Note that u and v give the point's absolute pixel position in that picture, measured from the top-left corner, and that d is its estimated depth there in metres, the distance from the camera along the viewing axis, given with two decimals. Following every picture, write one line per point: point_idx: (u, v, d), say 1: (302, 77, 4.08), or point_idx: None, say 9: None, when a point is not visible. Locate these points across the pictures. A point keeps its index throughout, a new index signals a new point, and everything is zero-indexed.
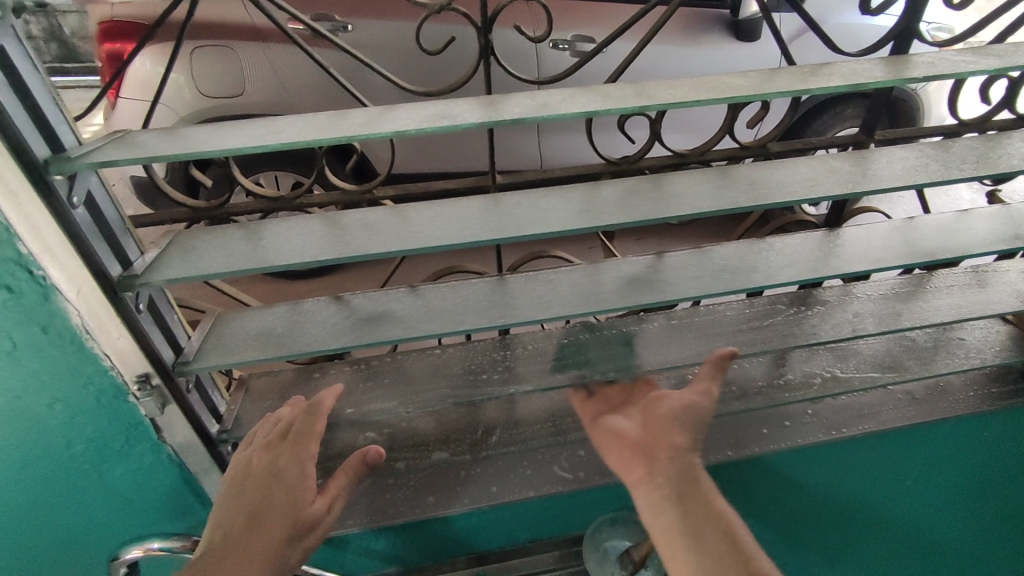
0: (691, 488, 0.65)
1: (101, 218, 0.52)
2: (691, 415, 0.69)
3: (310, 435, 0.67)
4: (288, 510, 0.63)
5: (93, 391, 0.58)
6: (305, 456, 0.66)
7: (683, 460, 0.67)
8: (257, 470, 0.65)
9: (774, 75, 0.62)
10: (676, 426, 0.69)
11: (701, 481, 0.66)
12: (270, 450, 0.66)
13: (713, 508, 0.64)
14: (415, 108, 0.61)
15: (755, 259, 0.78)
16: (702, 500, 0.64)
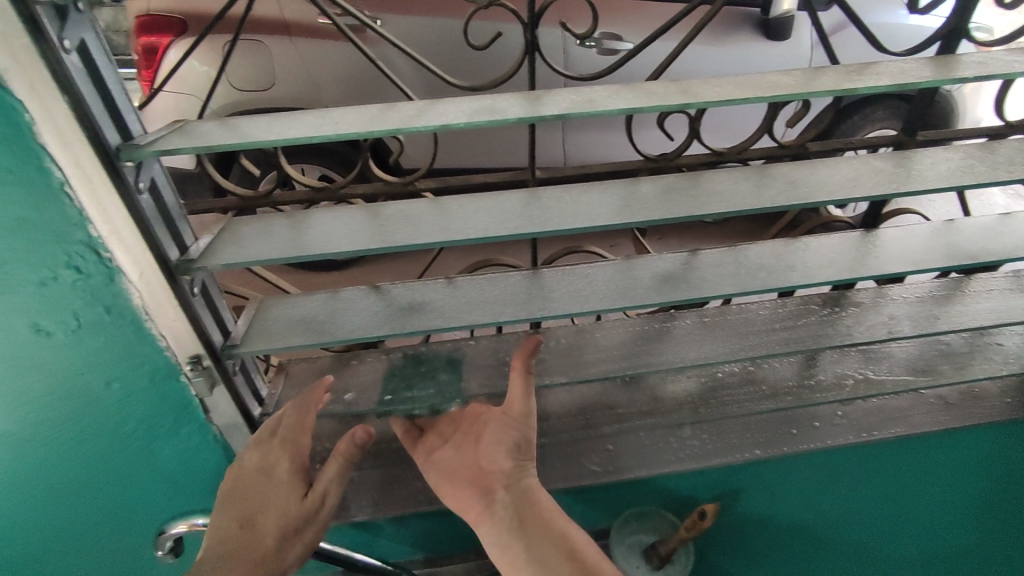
0: (532, 512, 0.64)
1: (163, 203, 0.54)
2: (519, 436, 0.68)
3: (299, 431, 0.67)
4: (281, 510, 0.64)
5: (148, 370, 0.60)
6: (293, 454, 0.66)
7: (518, 485, 0.66)
8: (249, 471, 0.66)
9: (818, 74, 0.62)
10: (502, 451, 0.67)
11: (542, 502, 0.65)
12: (260, 449, 0.67)
13: (557, 528, 0.63)
14: (462, 101, 0.62)
15: (790, 259, 0.78)
16: (537, 522, 0.63)
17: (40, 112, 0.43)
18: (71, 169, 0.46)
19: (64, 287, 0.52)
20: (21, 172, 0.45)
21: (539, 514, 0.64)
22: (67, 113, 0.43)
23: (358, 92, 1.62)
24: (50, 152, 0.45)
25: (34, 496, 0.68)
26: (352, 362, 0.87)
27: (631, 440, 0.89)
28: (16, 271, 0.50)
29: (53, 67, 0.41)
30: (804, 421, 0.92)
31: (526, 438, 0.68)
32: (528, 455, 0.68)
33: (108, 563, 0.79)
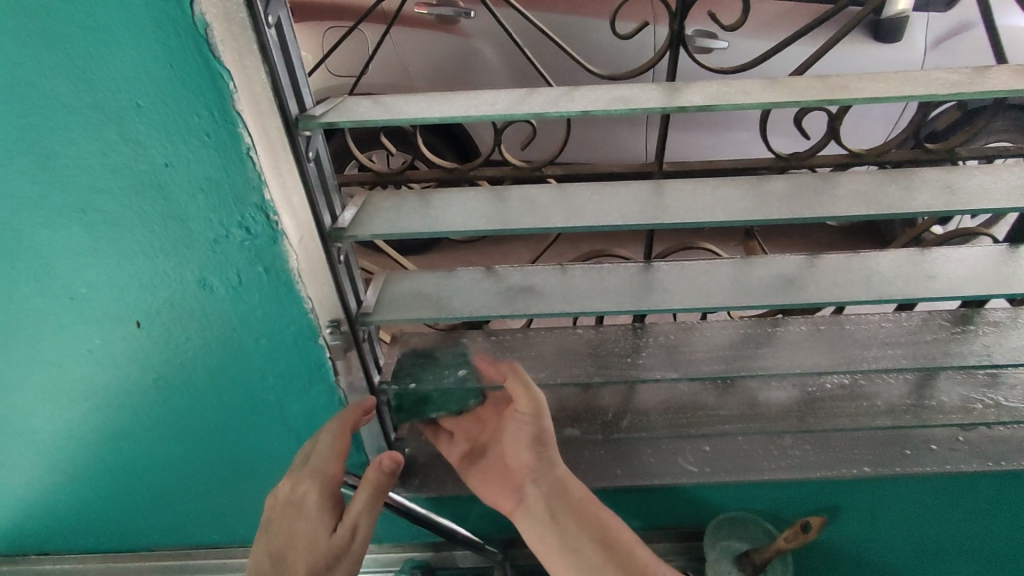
0: (565, 505, 0.68)
1: (322, 175, 0.57)
2: (538, 436, 0.70)
3: (328, 459, 0.65)
4: (309, 545, 0.63)
5: (293, 329, 0.65)
6: (317, 485, 0.65)
7: (553, 477, 0.69)
8: (283, 502, 0.66)
9: (988, 72, 0.58)
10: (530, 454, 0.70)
11: (570, 492, 0.69)
12: (293, 479, 0.66)
13: (591, 520, 0.67)
14: (602, 89, 0.62)
15: (926, 269, 0.74)
16: (576, 511, 0.68)
17: (242, 84, 0.47)
18: (259, 137, 0.50)
19: (233, 246, 0.57)
20: (216, 136, 0.50)
21: (575, 503, 0.68)
22: (263, 81, 0.47)
23: (447, 82, 1.53)
24: (244, 118, 0.49)
25: (177, 437, 0.75)
26: (459, 339, 0.89)
27: (727, 442, 0.87)
28: (197, 228, 0.55)
29: (258, 37, 0.45)
30: (918, 442, 0.85)
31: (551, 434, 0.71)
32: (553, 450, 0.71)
33: (230, 504, 0.86)
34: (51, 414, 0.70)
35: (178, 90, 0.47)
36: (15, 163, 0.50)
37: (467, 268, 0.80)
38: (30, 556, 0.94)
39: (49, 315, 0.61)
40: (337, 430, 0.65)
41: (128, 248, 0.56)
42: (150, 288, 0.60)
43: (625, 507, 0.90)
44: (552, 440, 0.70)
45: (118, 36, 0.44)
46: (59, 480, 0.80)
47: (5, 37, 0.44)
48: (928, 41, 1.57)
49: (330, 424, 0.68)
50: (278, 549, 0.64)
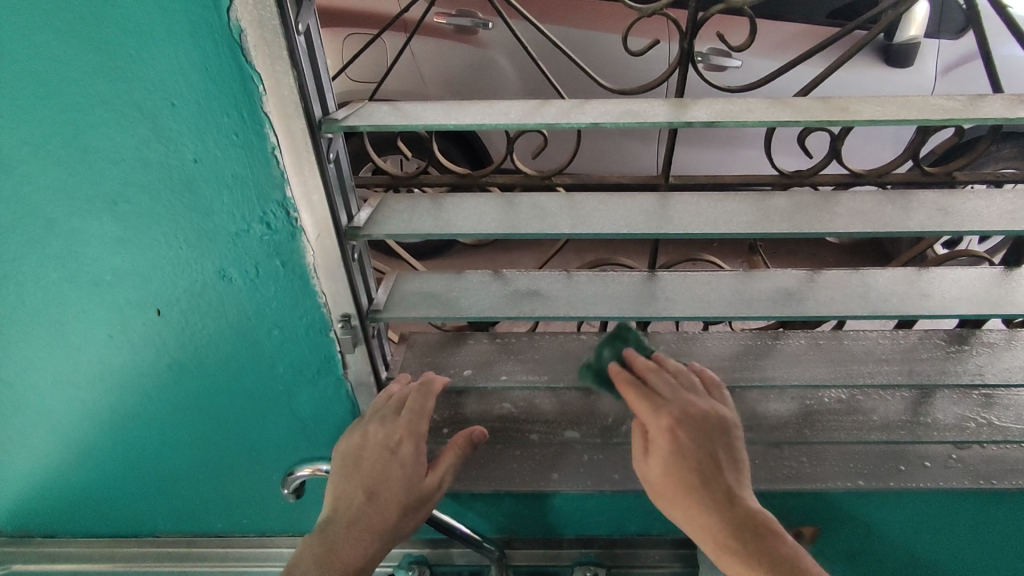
0: (714, 548, 0.68)
1: (341, 175, 0.60)
2: (666, 485, 0.69)
3: (422, 416, 0.71)
4: (401, 488, 0.69)
5: (305, 323, 0.67)
6: (414, 437, 0.69)
7: (700, 524, 0.68)
8: (375, 446, 0.70)
9: (982, 100, 0.61)
10: (669, 508, 0.71)
11: (723, 530, 0.67)
12: (386, 427, 0.70)
13: (751, 538, 0.67)
14: (611, 103, 0.65)
15: (923, 288, 0.76)
16: (740, 537, 0.67)
17: (271, 87, 0.50)
18: (283, 138, 0.53)
19: (254, 240, 0.60)
20: (244, 135, 0.53)
21: (743, 527, 0.67)
22: (291, 85, 0.50)
23: (461, 90, 1.56)
24: (270, 119, 0.51)
25: (188, 424, 0.78)
26: (465, 340, 0.91)
27: None
28: (220, 222, 0.58)
29: (288, 44, 0.48)
30: (914, 458, 0.85)
31: (686, 476, 0.68)
32: (698, 488, 0.68)
33: (236, 492, 0.88)
34: (68, 396, 0.73)
35: (210, 91, 0.50)
36: (51, 152, 0.53)
37: (475, 271, 0.82)
38: (37, 537, 0.96)
39: (73, 301, 0.64)
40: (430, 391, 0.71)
41: (153, 237, 0.59)
42: (172, 277, 0.62)
43: (622, 511, 0.92)
44: (689, 484, 0.68)
45: (157, 38, 0.47)
46: (71, 462, 0.82)
47: (52, 37, 0.47)
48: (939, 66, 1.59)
49: (418, 387, 0.73)
50: (370, 488, 0.69)
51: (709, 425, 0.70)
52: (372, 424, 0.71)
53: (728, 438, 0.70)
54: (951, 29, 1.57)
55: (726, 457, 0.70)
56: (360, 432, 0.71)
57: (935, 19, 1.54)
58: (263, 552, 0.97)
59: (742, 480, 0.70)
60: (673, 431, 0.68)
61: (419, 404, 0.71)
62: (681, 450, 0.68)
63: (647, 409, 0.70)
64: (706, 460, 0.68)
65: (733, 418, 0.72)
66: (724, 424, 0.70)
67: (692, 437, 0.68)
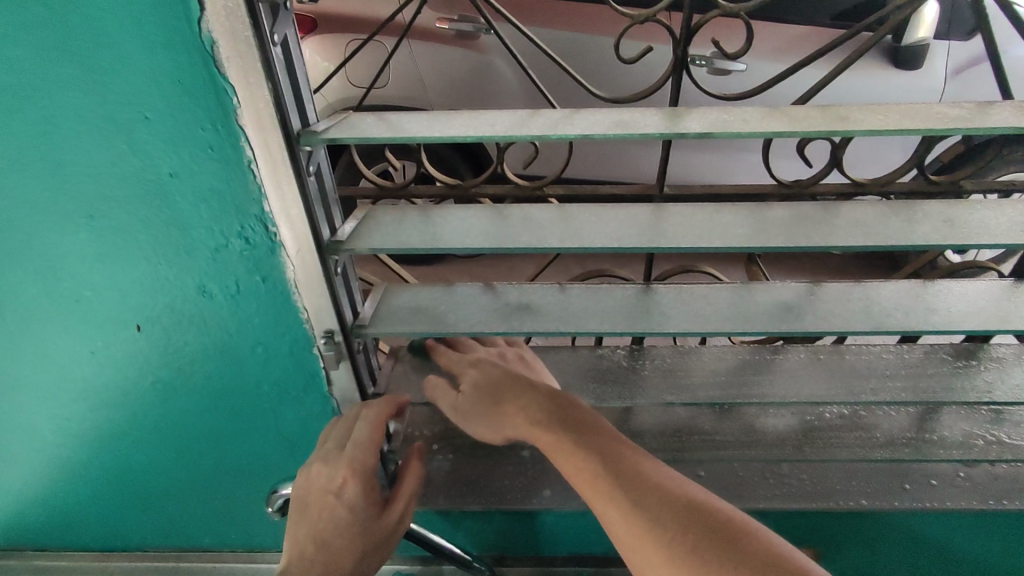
0: (537, 430, 0.67)
1: (322, 189, 0.59)
2: (481, 399, 0.73)
3: (369, 449, 0.66)
4: (354, 532, 0.65)
5: (288, 339, 0.66)
6: (359, 474, 0.65)
7: (519, 414, 0.69)
8: (319, 492, 0.65)
9: (989, 108, 0.59)
10: (494, 421, 0.72)
11: (540, 409, 0.68)
12: (330, 467, 0.65)
13: (572, 412, 0.68)
14: (604, 113, 0.63)
15: (927, 301, 0.74)
16: (555, 411, 0.68)
17: (246, 99, 0.48)
18: (260, 150, 0.51)
19: (233, 255, 0.58)
20: (219, 149, 0.51)
21: (559, 405, 0.68)
22: (266, 98, 0.48)
23: (464, 97, 1.55)
24: (246, 132, 0.50)
25: (173, 440, 0.76)
26: None
27: (724, 471, 0.83)
28: (199, 237, 0.57)
29: (263, 55, 0.46)
30: (918, 476, 0.83)
31: (495, 384, 0.72)
32: (508, 388, 0.72)
33: (223, 509, 0.87)
34: (50, 412, 0.72)
35: (183, 103, 0.48)
36: (25, 167, 0.52)
37: (467, 284, 0.81)
38: (27, 550, 0.95)
39: (52, 316, 0.62)
40: (377, 418, 0.67)
41: (131, 253, 0.58)
42: (151, 293, 0.61)
43: None
44: (504, 390, 0.72)
45: (130, 51, 0.45)
46: (57, 477, 0.80)
47: (20, 47, 0.45)
48: (949, 69, 1.57)
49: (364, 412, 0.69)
50: (319, 538, 0.64)
51: (507, 358, 0.82)
52: (314, 466, 0.66)
53: (526, 363, 0.83)
54: (962, 31, 1.54)
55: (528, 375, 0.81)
56: (301, 478, 0.65)
57: (945, 21, 1.51)
58: (252, 568, 0.95)
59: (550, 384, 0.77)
60: (475, 361, 0.76)
61: (359, 439, 0.66)
62: (488, 367, 0.75)
63: (452, 360, 0.78)
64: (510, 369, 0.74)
65: (526, 352, 0.84)
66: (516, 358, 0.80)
67: (492, 361, 0.76)
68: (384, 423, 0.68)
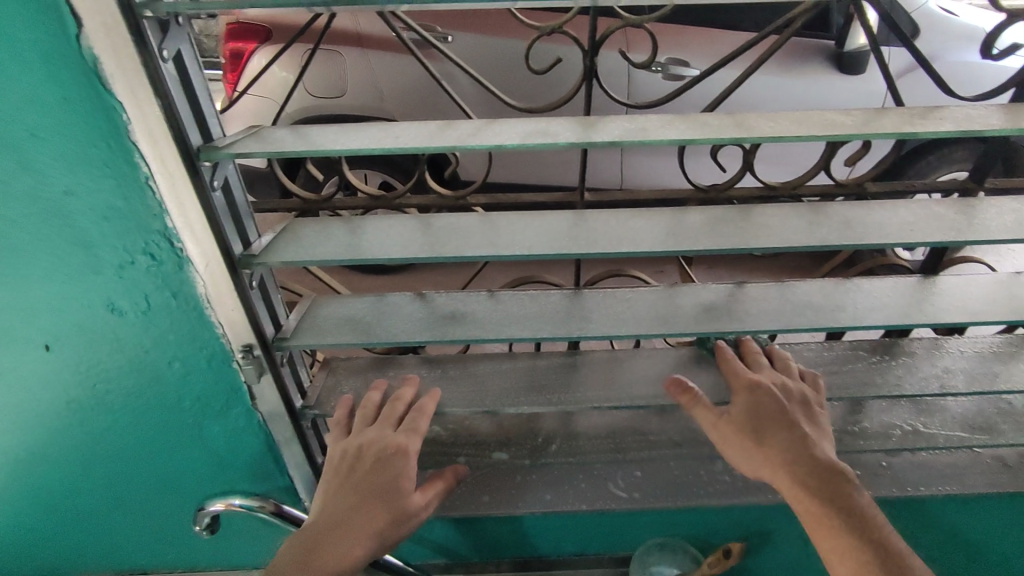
0: (804, 498, 0.65)
1: (231, 202, 0.58)
2: (744, 432, 0.68)
3: (416, 434, 0.70)
4: (389, 499, 0.67)
5: (206, 354, 0.65)
6: (414, 450, 0.69)
7: (780, 467, 0.66)
8: (369, 455, 0.68)
9: (880, 115, 0.63)
10: (751, 461, 0.68)
11: (810, 469, 0.65)
12: (381, 437, 0.69)
13: (842, 489, 0.65)
14: (519, 124, 0.64)
15: (839, 300, 0.77)
16: (826, 483, 0.65)
17: (138, 115, 0.48)
18: (157, 166, 0.51)
19: (140, 272, 0.57)
20: (115, 166, 0.50)
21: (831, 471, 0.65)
22: (158, 115, 0.48)
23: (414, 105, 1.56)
24: (139, 148, 0.49)
25: (96, 461, 0.74)
26: (394, 362, 0.89)
27: (660, 468, 0.87)
28: (103, 255, 0.56)
29: (151, 73, 0.46)
30: (846, 467, 0.88)
31: (762, 419, 0.68)
32: (776, 429, 0.68)
33: (155, 529, 0.85)
34: None
35: (74, 121, 0.48)
36: None
37: (398, 293, 0.82)
38: None
39: None
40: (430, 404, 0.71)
41: (35, 273, 0.57)
42: (59, 313, 0.60)
43: (557, 534, 0.90)
44: (767, 430, 0.68)
45: (13, 71, 0.45)
46: None
47: None
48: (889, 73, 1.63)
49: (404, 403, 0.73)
50: (358, 496, 0.67)
51: (790, 392, 0.71)
52: (366, 435, 0.70)
53: (812, 411, 0.71)
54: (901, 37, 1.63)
55: (812, 423, 0.70)
56: (352, 445, 0.69)
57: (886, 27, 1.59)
58: None
59: (827, 441, 0.69)
60: (754, 387, 0.70)
61: (412, 420, 0.71)
62: (764, 397, 0.70)
63: (732, 372, 0.72)
64: (791, 411, 0.69)
65: (814, 397, 0.73)
66: (802, 394, 0.72)
67: (775, 396, 0.70)
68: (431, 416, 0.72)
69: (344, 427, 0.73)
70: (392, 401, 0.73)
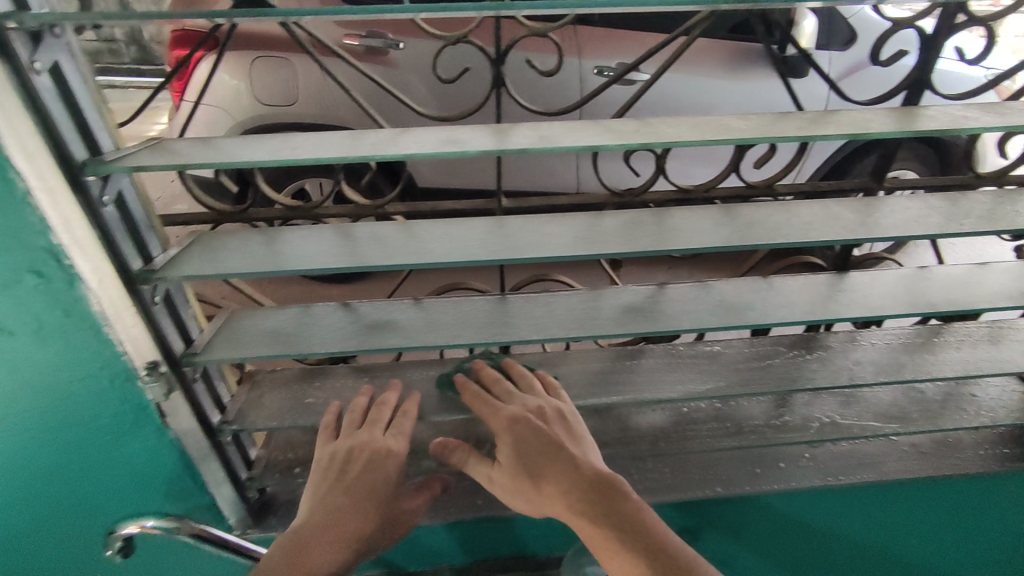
0: (586, 528, 0.63)
1: (127, 216, 0.57)
2: (516, 473, 0.67)
3: (407, 436, 0.73)
4: (379, 501, 0.68)
5: (109, 373, 0.63)
6: (404, 452, 0.71)
7: (558, 497, 0.65)
8: (361, 456, 0.70)
9: (777, 120, 0.65)
10: (534, 502, 0.67)
11: (581, 490, 0.64)
12: (373, 438, 0.71)
13: (615, 503, 0.64)
14: (430, 132, 0.65)
15: (754, 298, 0.79)
16: (599, 502, 0.64)
17: (9, 126, 0.46)
18: (35, 179, 0.49)
19: (28, 291, 0.56)
20: None
21: (604, 487, 0.65)
22: (33, 126, 0.47)
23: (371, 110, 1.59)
24: (14, 163, 0.49)
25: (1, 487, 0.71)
26: (322, 374, 0.87)
27: None
28: None
29: (20, 80, 0.45)
30: (770, 460, 0.91)
31: (530, 456, 0.67)
32: (546, 461, 0.67)
33: (72, 557, 0.82)
34: None
35: None
36: None
37: (323, 303, 0.81)
38: None
39: None
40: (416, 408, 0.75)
41: None
42: None
43: (492, 540, 0.90)
44: (539, 462, 0.67)
45: None
46: None
47: None
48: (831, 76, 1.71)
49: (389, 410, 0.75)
50: (348, 496, 0.68)
51: (545, 414, 0.71)
52: (357, 437, 0.71)
53: (568, 423, 0.72)
54: (840, 41, 1.69)
55: (571, 439, 0.70)
56: (340, 448, 0.71)
57: (823, 33, 1.68)
58: None
59: (594, 456, 0.69)
60: (514, 419, 0.69)
61: (400, 423, 0.73)
62: (523, 428, 0.69)
63: (487, 414, 0.71)
64: (551, 434, 0.69)
65: (569, 409, 0.74)
66: (559, 412, 0.72)
67: (532, 423, 0.69)
68: (414, 419, 0.75)
69: (332, 431, 0.74)
70: (378, 407, 0.75)
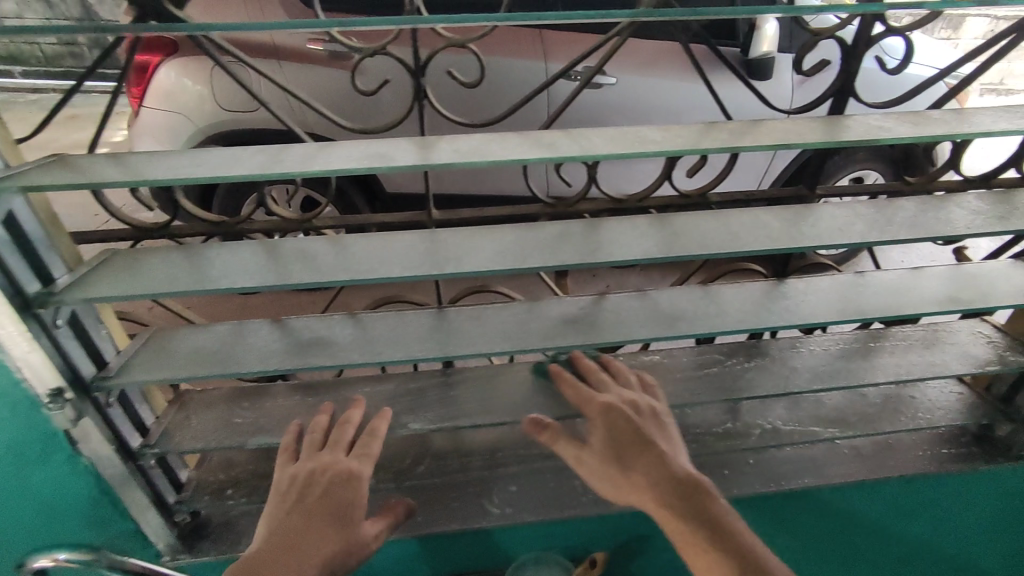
0: (670, 519, 0.64)
1: (21, 237, 0.57)
2: (607, 456, 0.69)
3: (370, 458, 0.70)
4: (340, 527, 0.65)
5: (9, 401, 0.62)
6: (367, 474, 0.68)
7: (650, 486, 0.65)
8: (326, 477, 0.67)
9: (704, 131, 0.65)
10: (617, 486, 0.68)
11: (669, 480, 0.65)
12: (336, 458, 0.69)
13: (702, 502, 0.64)
14: (351, 146, 0.63)
15: (689, 307, 0.79)
16: (684, 496, 0.64)
17: None
18: None
19: None
20: None
21: (688, 483, 0.65)
22: None
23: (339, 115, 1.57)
24: None
25: None
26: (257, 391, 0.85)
27: (535, 482, 0.88)
28: None
29: None
30: (714, 467, 0.92)
31: (622, 443, 0.68)
32: (639, 450, 0.67)
33: None
34: None
35: None
36: None
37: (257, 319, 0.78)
38: None
39: None
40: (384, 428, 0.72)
41: None
42: None
43: (436, 557, 0.89)
44: (628, 449, 0.68)
45: None
46: None
47: None
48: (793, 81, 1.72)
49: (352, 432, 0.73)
50: (306, 517, 0.65)
51: (638, 407, 0.72)
52: (321, 458, 0.69)
53: (660, 419, 0.72)
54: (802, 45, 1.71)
55: (662, 434, 0.70)
56: (303, 470, 0.68)
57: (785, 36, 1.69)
58: None
59: (680, 453, 0.69)
60: (608, 406, 0.70)
61: (366, 444, 0.71)
62: (617, 415, 0.70)
63: (581, 400, 0.72)
64: (644, 428, 0.69)
65: (663, 407, 0.74)
66: (651, 407, 0.73)
67: (625, 413, 0.70)
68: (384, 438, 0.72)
69: (292, 454, 0.72)
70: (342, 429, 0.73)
